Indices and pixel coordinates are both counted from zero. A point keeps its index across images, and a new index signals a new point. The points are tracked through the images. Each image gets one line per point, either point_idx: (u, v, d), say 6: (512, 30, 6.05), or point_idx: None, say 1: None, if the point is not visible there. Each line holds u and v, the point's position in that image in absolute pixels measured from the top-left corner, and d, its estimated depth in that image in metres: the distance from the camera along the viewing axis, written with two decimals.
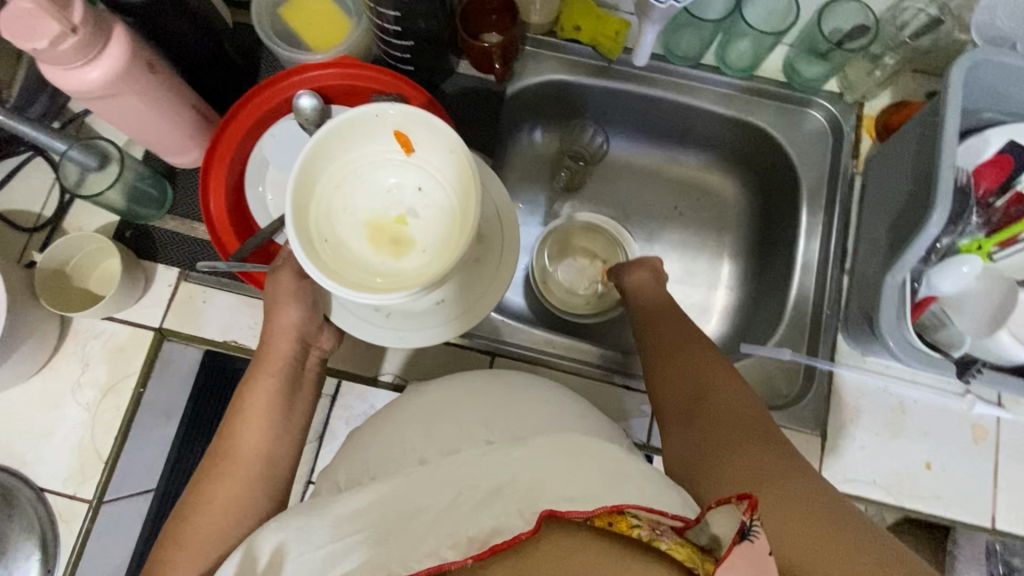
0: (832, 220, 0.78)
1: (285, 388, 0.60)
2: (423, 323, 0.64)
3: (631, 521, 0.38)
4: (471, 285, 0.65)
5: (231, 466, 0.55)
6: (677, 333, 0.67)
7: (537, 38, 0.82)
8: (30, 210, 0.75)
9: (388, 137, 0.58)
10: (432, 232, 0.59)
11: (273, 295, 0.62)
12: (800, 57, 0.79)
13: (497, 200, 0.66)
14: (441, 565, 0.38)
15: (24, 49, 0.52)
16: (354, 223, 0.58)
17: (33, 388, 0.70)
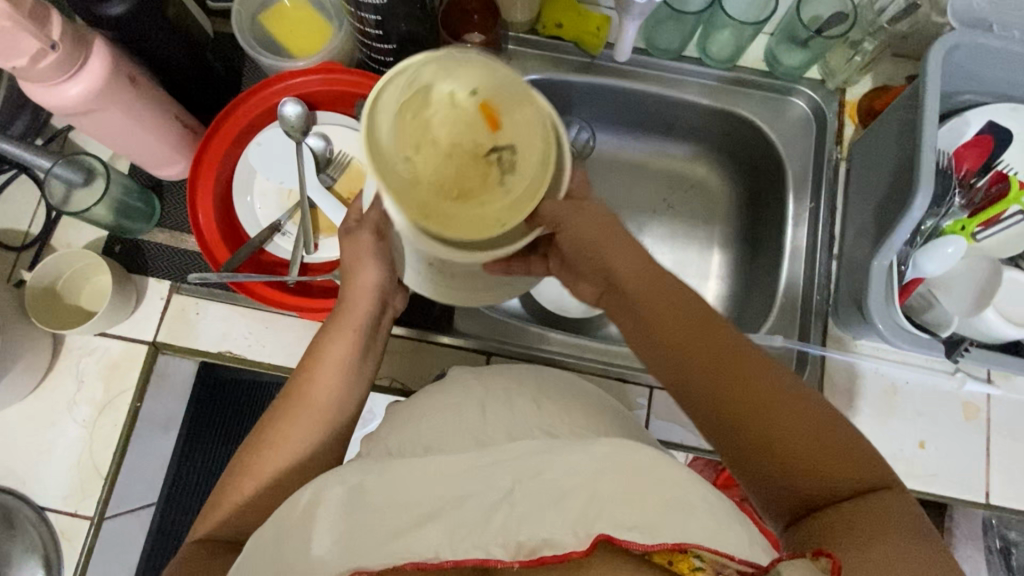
0: (819, 207, 0.78)
1: (360, 346, 0.58)
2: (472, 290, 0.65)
3: (693, 563, 0.39)
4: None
5: (298, 424, 0.55)
6: (627, 273, 0.49)
7: (520, 35, 0.83)
8: (18, 228, 0.75)
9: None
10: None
11: (352, 252, 0.59)
12: (781, 45, 0.80)
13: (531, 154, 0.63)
14: (489, 561, 0.39)
15: (5, 67, 0.52)
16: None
17: (28, 407, 0.70)
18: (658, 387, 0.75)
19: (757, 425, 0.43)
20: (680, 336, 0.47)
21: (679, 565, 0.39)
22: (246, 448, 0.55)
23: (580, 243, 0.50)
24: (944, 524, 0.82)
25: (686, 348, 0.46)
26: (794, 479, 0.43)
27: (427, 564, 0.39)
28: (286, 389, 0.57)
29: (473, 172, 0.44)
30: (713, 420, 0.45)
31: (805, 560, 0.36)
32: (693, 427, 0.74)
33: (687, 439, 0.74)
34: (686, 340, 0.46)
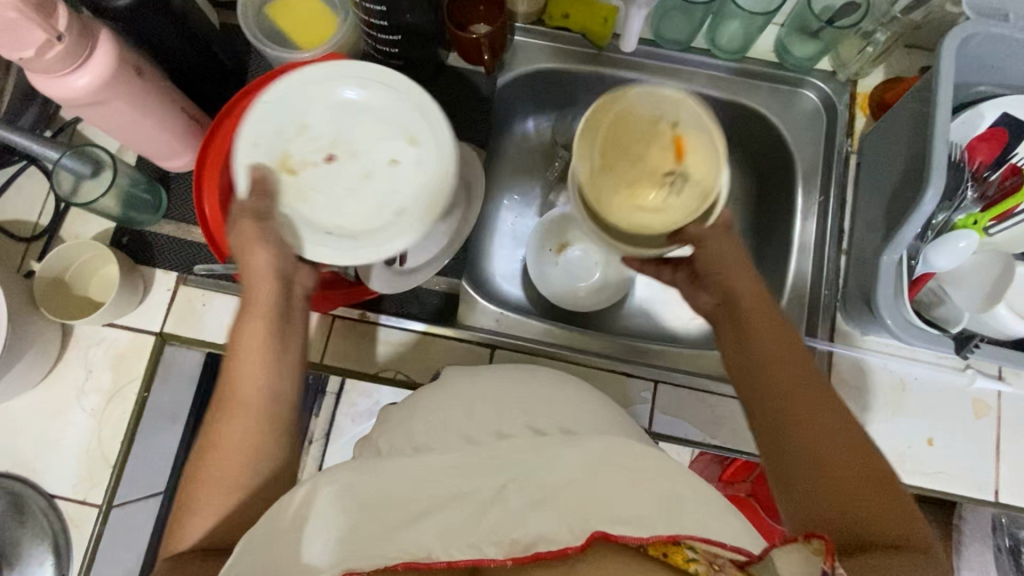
0: (828, 200, 0.77)
1: (278, 328, 0.55)
2: (387, 235, 0.59)
3: (686, 554, 0.38)
4: (422, 192, 0.61)
5: (236, 424, 0.51)
6: (747, 293, 0.54)
7: (525, 26, 0.82)
8: (28, 219, 0.76)
9: (351, 73, 0.62)
10: (414, 155, 0.62)
11: (239, 238, 0.57)
12: (792, 36, 0.78)
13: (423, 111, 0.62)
14: (481, 560, 0.39)
15: (12, 58, 0.52)
16: (317, 143, 0.61)
17: (38, 396, 0.71)
18: (663, 380, 0.75)
19: (832, 478, 0.43)
20: (783, 380, 0.48)
21: (673, 557, 0.38)
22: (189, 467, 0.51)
23: (744, 281, 0.54)
24: (954, 519, 0.81)
25: (786, 387, 0.47)
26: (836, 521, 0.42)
27: (418, 563, 0.39)
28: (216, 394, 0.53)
29: (643, 186, 0.59)
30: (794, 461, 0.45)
31: (798, 544, 0.35)
32: (698, 422, 0.74)
33: (692, 434, 0.74)
34: (780, 371, 0.48)
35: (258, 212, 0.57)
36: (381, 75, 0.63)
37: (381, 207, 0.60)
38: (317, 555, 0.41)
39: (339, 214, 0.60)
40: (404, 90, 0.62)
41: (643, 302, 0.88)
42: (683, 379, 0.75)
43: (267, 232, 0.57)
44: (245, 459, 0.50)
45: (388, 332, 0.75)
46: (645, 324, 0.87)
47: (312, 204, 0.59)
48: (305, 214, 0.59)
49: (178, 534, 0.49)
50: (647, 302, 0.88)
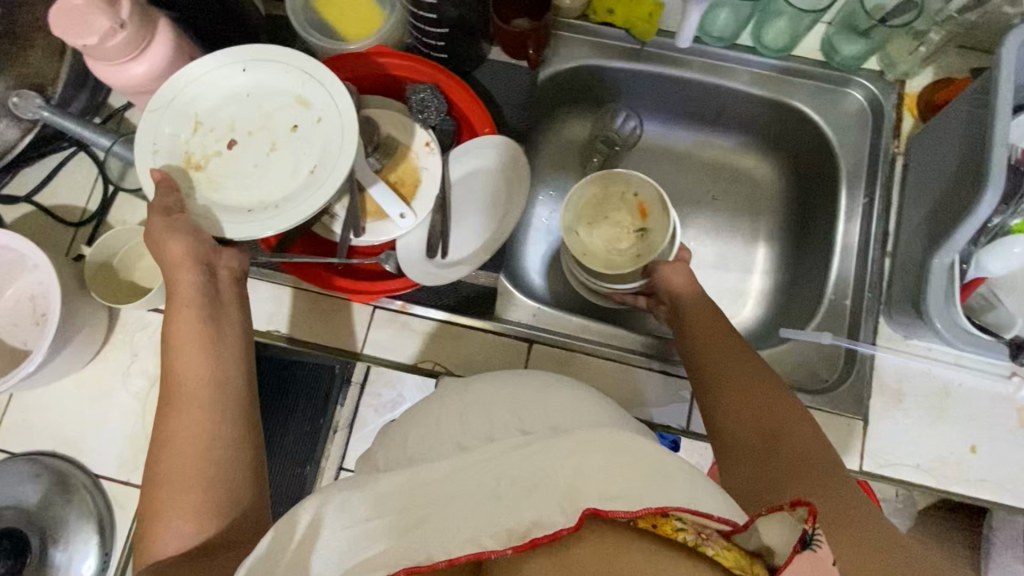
0: (873, 201, 0.76)
1: (206, 323, 0.59)
2: (306, 195, 0.56)
3: (675, 524, 0.39)
4: (331, 146, 0.58)
5: (185, 418, 0.55)
6: (718, 348, 0.66)
7: (569, 21, 0.82)
8: (76, 204, 0.77)
9: (219, 61, 0.60)
10: (312, 113, 0.59)
11: (152, 235, 0.57)
12: (840, 35, 0.77)
13: (235, 76, 0.60)
14: (481, 553, 0.39)
15: (76, 45, 0.53)
16: (217, 133, 0.59)
17: (85, 377, 0.72)
18: None
19: (789, 475, 0.52)
20: (749, 401, 0.59)
21: (662, 528, 0.39)
22: (152, 467, 0.54)
23: (714, 329, 0.68)
24: (991, 531, 0.80)
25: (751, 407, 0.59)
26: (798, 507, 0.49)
27: (420, 567, 0.38)
28: (163, 396, 0.57)
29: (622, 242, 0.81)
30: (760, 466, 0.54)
31: (783, 513, 0.40)
32: None
33: None
34: (743, 392, 0.60)
35: (167, 208, 0.56)
36: (254, 52, 0.60)
37: (292, 170, 0.58)
38: (370, 539, 0.41)
39: (257, 191, 0.58)
40: (275, 57, 0.60)
41: None
42: None
43: (177, 226, 0.57)
44: (199, 446, 0.54)
45: (426, 324, 0.76)
46: None
47: (227, 189, 0.58)
48: (223, 198, 0.58)
49: (158, 539, 0.51)
50: None
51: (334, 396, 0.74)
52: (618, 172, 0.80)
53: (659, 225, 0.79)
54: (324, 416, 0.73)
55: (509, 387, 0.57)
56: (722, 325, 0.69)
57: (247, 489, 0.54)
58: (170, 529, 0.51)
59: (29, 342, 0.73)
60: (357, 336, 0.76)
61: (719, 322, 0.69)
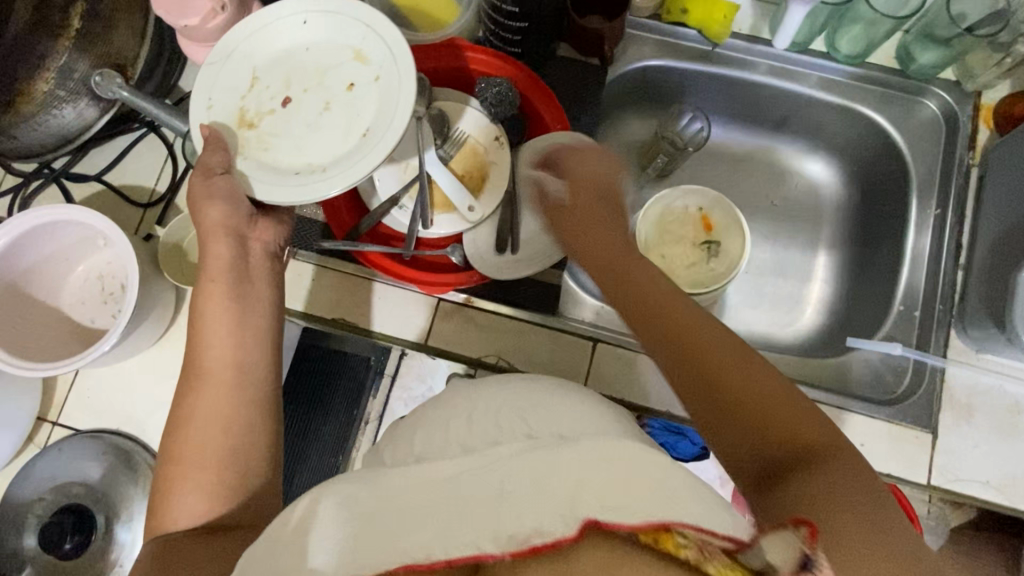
0: (946, 213, 0.75)
1: (235, 297, 0.59)
2: (356, 152, 0.53)
3: (678, 540, 0.31)
4: (385, 106, 0.55)
5: (206, 393, 0.55)
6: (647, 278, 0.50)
7: (641, 21, 0.81)
8: (145, 185, 0.78)
9: (281, 14, 0.58)
10: (370, 71, 0.56)
11: (191, 196, 0.57)
12: (917, 43, 0.76)
13: (291, 30, 0.58)
14: (479, 556, 0.33)
15: (177, 26, 0.55)
16: (273, 90, 0.57)
17: (150, 358, 0.73)
18: None
19: (822, 469, 0.35)
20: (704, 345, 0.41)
21: (664, 544, 0.31)
22: (169, 435, 0.54)
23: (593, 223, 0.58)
24: None
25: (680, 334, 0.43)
26: (770, 447, 0.38)
27: (419, 568, 0.34)
28: (187, 365, 0.57)
29: (691, 255, 0.82)
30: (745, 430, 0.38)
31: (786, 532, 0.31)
32: None
33: None
34: (677, 328, 0.43)
35: (211, 168, 0.56)
36: (316, 4, 0.58)
37: (343, 130, 0.55)
38: None
39: (308, 150, 0.55)
40: (338, 11, 0.57)
41: (736, 307, 0.87)
42: None
43: (217, 189, 0.56)
44: (219, 420, 0.54)
45: (490, 318, 0.75)
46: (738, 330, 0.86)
47: (278, 149, 0.56)
48: (275, 158, 0.56)
49: (167, 510, 0.50)
50: (739, 307, 0.87)
51: (369, 387, 0.79)
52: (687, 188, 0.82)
53: (727, 241, 0.81)
54: (358, 406, 0.79)
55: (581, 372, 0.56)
56: (616, 245, 0.54)
57: (262, 471, 0.54)
58: (179, 501, 0.50)
59: (98, 320, 0.73)
60: (421, 329, 0.76)
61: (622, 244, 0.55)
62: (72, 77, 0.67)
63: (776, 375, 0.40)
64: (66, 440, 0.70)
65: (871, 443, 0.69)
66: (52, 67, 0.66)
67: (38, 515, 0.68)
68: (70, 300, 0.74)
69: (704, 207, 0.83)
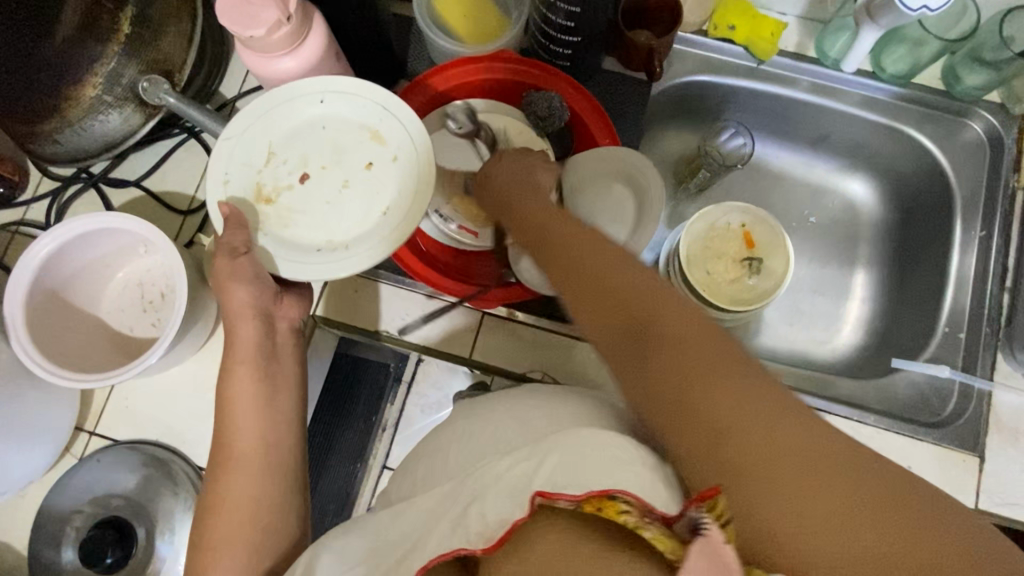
0: (992, 236, 0.75)
1: (261, 377, 0.60)
2: (378, 236, 0.56)
3: (621, 508, 0.34)
4: (408, 193, 0.57)
5: (235, 476, 0.57)
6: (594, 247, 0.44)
7: (687, 36, 0.81)
8: (185, 192, 0.76)
9: (294, 92, 0.58)
10: (390, 154, 0.58)
11: (217, 276, 0.57)
12: (964, 64, 0.77)
13: (303, 103, 0.59)
14: (453, 551, 0.37)
15: (242, 37, 0.52)
16: (290, 165, 0.58)
17: (191, 368, 0.72)
18: (816, 408, 0.71)
19: (760, 421, 0.34)
20: (631, 300, 0.40)
21: (607, 512, 0.35)
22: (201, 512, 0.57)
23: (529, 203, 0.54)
24: None
25: (611, 286, 0.41)
26: (789, 497, 0.32)
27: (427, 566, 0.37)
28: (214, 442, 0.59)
29: (734, 271, 0.82)
30: (657, 374, 0.37)
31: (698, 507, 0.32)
32: None
33: None
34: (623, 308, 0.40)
35: (233, 248, 0.56)
36: (334, 83, 0.58)
37: (364, 210, 0.58)
38: None
39: (328, 230, 0.57)
40: (356, 92, 0.59)
41: (774, 324, 0.86)
42: (840, 409, 0.71)
43: (241, 269, 0.57)
44: None
45: (533, 332, 0.75)
46: (777, 347, 0.85)
47: (298, 224, 0.57)
48: (296, 234, 0.57)
49: None
50: (777, 324, 0.86)
51: (386, 394, 0.77)
52: (730, 207, 0.83)
53: (773, 257, 0.81)
54: (375, 413, 0.77)
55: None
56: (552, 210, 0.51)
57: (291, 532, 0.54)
58: None
59: (137, 329, 0.72)
60: (466, 343, 0.75)
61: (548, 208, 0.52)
62: (120, 83, 0.67)
63: (694, 314, 0.39)
64: (105, 451, 0.69)
65: (919, 466, 0.68)
66: (101, 72, 0.66)
67: (77, 528, 0.67)
68: (109, 308, 0.73)
69: (747, 222, 0.83)
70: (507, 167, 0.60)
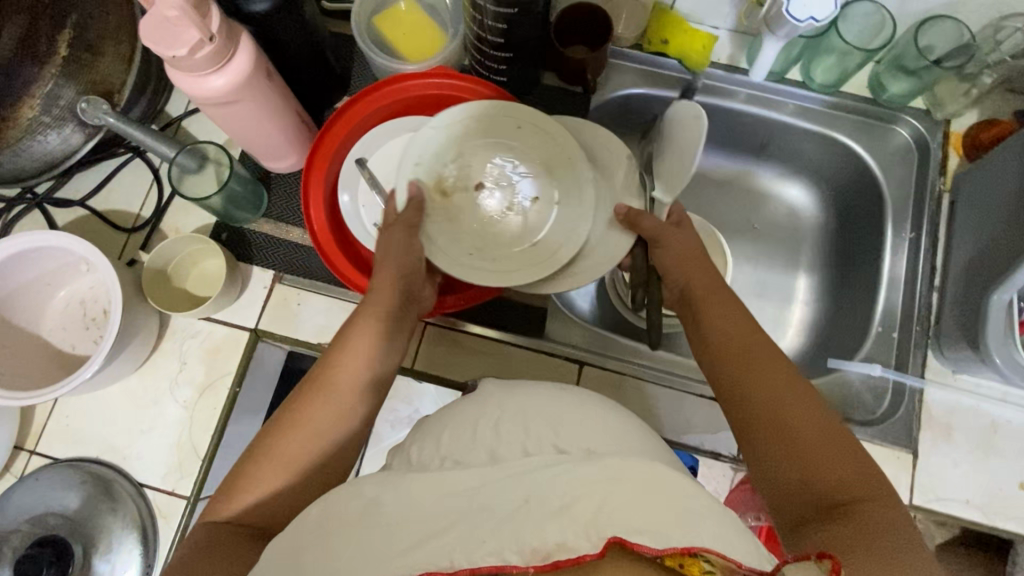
0: (920, 237, 0.77)
1: (384, 333, 0.61)
2: (525, 266, 0.66)
3: (703, 566, 0.35)
4: (565, 216, 0.67)
5: (325, 407, 0.56)
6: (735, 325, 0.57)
7: (623, 51, 0.83)
8: (129, 211, 0.77)
9: (502, 115, 0.69)
10: (557, 183, 0.68)
11: (385, 247, 0.63)
12: (888, 73, 0.80)
13: (506, 116, 0.69)
14: (502, 567, 0.36)
15: (165, 56, 0.54)
16: (471, 173, 0.68)
17: (132, 384, 0.72)
18: None
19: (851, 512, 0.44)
20: (840, 475, 0.46)
21: (689, 569, 0.35)
22: (271, 431, 0.56)
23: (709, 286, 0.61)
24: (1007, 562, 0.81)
25: (818, 446, 0.48)
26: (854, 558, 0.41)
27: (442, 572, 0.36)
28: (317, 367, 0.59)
29: None
30: (835, 529, 0.43)
31: (811, 564, 0.35)
32: None
33: None
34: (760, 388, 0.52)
35: (411, 223, 0.64)
36: (529, 117, 0.69)
37: (519, 234, 0.67)
38: None
39: (480, 238, 0.67)
40: (547, 128, 0.69)
41: None
42: None
43: (413, 245, 0.64)
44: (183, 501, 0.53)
45: (478, 341, 0.76)
46: None
47: (461, 222, 0.67)
48: (457, 232, 0.67)
49: None
50: None
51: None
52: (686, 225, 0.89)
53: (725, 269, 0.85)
54: None
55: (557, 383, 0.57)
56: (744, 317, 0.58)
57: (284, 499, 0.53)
58: None
59: (79, 346, 0.72)
60: (408, 354, 0.76)
61: (733, 307, 0.59)
62: (58, 103, 0.68)
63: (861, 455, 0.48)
64: (44, 470, 0.69)
65: None
66: (38, 94, 0.66)
67: (14, 548, 0.66)
68: (51, 327, 0.73)
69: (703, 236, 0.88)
70: (681, 251, 0.65)
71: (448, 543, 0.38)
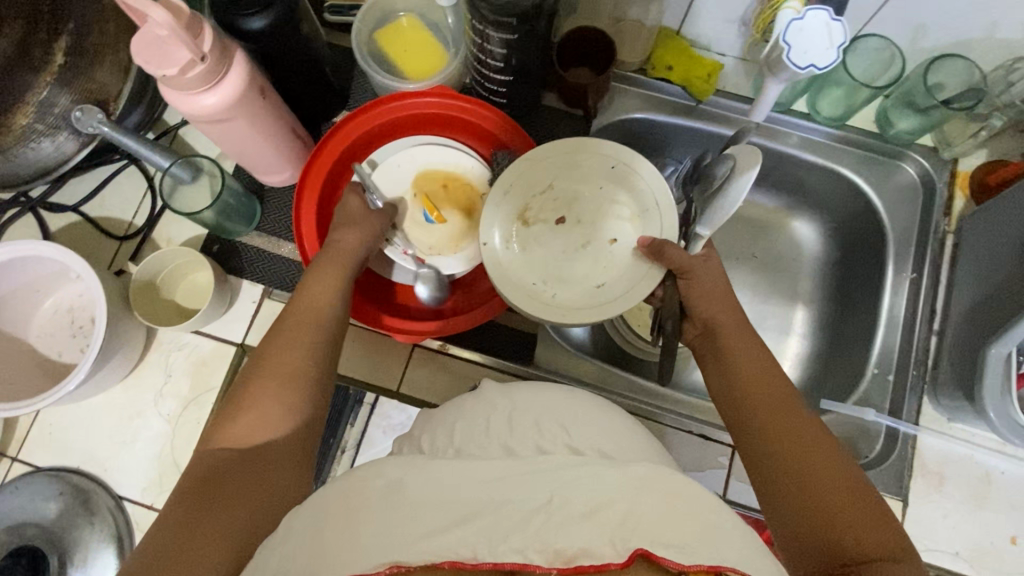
0: (921, 279, 0.76)
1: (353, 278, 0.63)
2: (589, 308, 0.64)
3: None
4: (634, 268, 0.65)
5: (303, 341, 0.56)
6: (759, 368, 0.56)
7: (627, 75, 0.82)
8: (122, 219, 0.77)
9: (601, 151, 0.67)
10: (638, 235, 0.67)
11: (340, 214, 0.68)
12: (897, 109, 0.78)
13: (605, 151, 0.67)
14: (526, 565, 0.36)
15: (155, 75, 0.53)
16: (556, 205, 0.68)
17: (116, 395, 0.71)
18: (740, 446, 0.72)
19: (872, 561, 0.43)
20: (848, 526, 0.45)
21: None
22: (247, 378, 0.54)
23: (734, 324, 0.60)
24: None
25: (822, 493, 0.46)
26: None
27: (465, 564, 0.37)
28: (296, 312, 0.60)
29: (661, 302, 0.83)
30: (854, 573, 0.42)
31: None
32: None
33: None
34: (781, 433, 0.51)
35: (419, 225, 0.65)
36: (631, 161, 0.66)
37: (585, 273, 0.67)
38: None
39: (550, 269, 0.68)
40: (648, 185, 0.66)
41: None
42: None
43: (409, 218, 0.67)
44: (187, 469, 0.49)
45: (465, 365, 0.75)
46: None
47: (533, 251, 0.68)
48: (521, 260, 0.67)
49: None
50: None
51: (346, 415, 0.74)
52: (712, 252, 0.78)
53: None
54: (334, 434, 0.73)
55: (555, 399, 0.56)
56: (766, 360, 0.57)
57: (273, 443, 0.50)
58: None
59: (65, 354, 0.72)
60: (394, 375, 0.75)
61: (755, 345, 0.58)
62: (51, 112, 0.68)
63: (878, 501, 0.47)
64: (23, 479, 0.68)
65: None
66: (31, 101, 0.66)
67: None
68: (38, 334, 0.72)
69: None
70: (705, 287, 0.61)
71: (449, 542, 0.38)
